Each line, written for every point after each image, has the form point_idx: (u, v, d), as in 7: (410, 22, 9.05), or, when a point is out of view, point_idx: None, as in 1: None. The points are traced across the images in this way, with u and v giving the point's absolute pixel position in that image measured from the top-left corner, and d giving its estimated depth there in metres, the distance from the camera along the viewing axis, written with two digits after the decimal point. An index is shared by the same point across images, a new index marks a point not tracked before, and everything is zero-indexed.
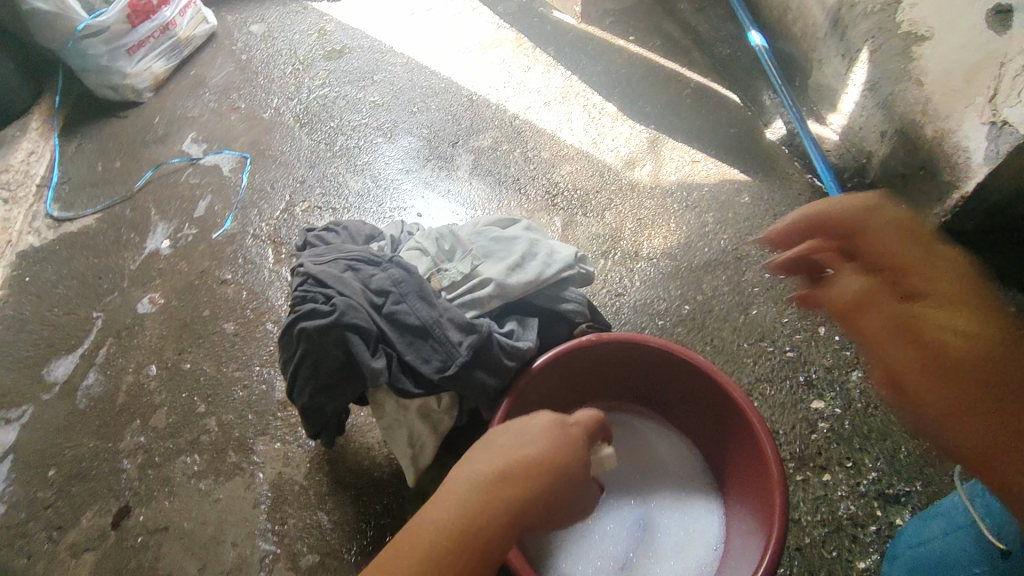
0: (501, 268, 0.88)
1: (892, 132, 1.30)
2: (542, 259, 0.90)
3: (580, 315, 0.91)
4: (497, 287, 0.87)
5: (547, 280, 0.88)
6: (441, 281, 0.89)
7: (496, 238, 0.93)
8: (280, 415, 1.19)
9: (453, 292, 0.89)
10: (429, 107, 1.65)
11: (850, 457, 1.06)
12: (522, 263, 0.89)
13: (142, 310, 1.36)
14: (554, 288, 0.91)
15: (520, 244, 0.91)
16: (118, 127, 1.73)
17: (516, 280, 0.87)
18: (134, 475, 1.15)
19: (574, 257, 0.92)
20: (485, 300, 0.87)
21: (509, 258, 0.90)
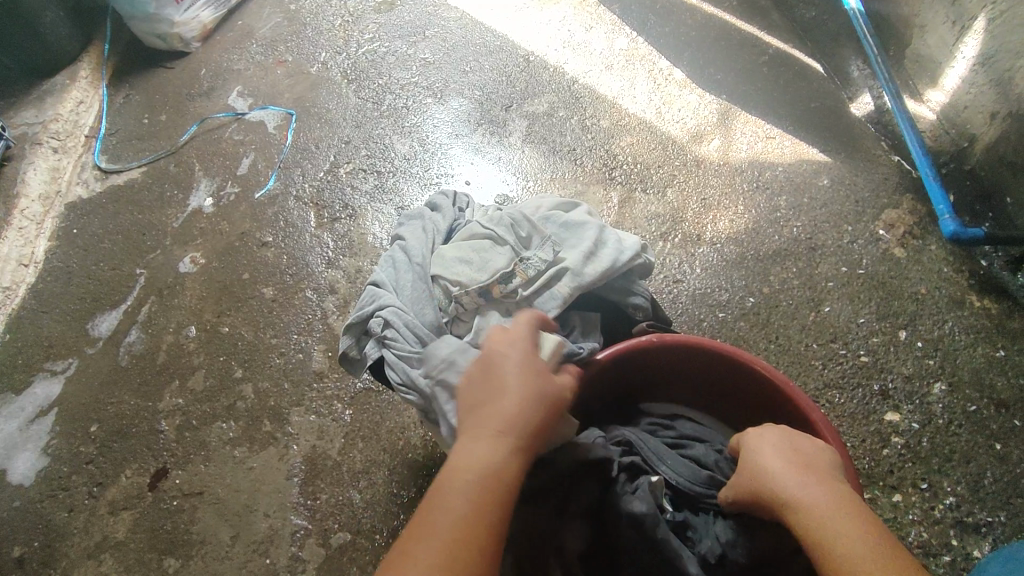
0: (577, 255, 0.76)
1: (1004, 114, 1.15)
2: (614, 246, 0.78)
3: (642, 311, 0.81)
4: (575, 277, 0.74)
5: (623, 268, 0.77)
6: (525, 273, 0.74)
7: (565, 225, 0.81)
8: (316, 386, 1.16)
9: (530, 288, 0.74)
10: (481, 66, 1.56)
11: (926, 478, 0.96)
12: (595, 251, 0.77)
13: (183, 269, 1.34)
14: (620, 280, 0.80)
15: (590, 230, 0.79)
16: (165, 77, 1.69)
17: (593, 269, 0.75)
18: (172, 436, 1.15)
19: (641, 246, 0.82)
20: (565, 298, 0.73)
21: (582, 243, 0.78)
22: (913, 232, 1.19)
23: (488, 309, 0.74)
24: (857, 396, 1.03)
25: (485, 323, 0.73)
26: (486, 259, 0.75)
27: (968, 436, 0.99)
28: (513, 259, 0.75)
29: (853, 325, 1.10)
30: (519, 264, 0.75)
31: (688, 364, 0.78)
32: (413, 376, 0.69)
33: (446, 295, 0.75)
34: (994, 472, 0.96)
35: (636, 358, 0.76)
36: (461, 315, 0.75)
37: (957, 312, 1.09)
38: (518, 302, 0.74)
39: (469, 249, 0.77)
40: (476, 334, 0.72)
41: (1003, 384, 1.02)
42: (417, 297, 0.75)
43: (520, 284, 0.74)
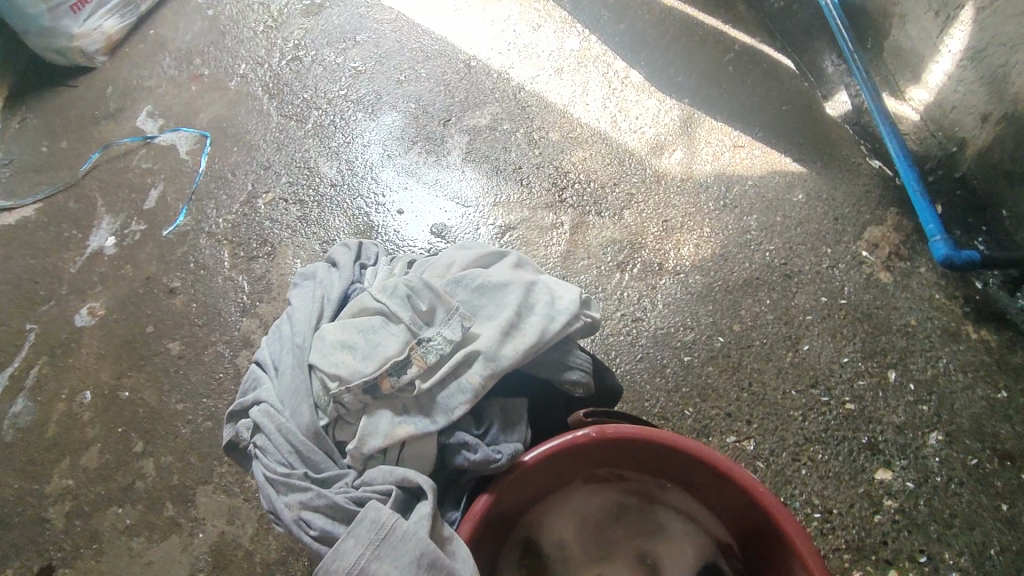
0: (493, 331, 0.61)
1: (999, 116, 1.02)
2: (543, 312, 0.63)
3: (581, 386, 0.66)
4: (490, 362, 0.59)
5: (553, 340, 0.62)
6: (424, 359, 0.59)
7: (481, 287, 0.65)
8: (226, 459, 1.01)
9: (432, 377, 0.59)
10: (418, 75, 1.39)
11: (924, 550, 0.83)
12: (518, 322, 0.62)
13: (79, 322, 1.17)
14: (555, 350, 0.65)
15: (512, 292, 0.64)
16: (66, 97, 1.50)
17: (513, 349, 0.60)
18: (60, 526, 0.99)
19: (580, 302, 0.66)
20: (477, 388, 0.59)
21: (500, 314, 0.62)
22: (899, 253, 1.06)
23: (378, 408, 0.59)
24: (842, 452, 0.90)
25: (373, 426, 0.58)
26: (375, 343, 0.60)
27: (970, 496, 0.85)
28: (409, 340, 0.60)
29: (836, 366, 0.96)
30: (416, 348, 0.60)
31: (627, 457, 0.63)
32: (276, 506, 0.58)
33: (325, 391, 0.60)
34: (1002, 540, 0.83)
35: (570, 455, 0.62)
36: (345, 415, 0.60)
37: (952, 347, 0.96)
38: (417, 396, 0.59)
39: (355, 329, 0.61)
40: (359, 444, 0.58)
41: (1007, 432, 0.89)
42: (293, 392, 0.61)
43: (417, 375, 0.59)
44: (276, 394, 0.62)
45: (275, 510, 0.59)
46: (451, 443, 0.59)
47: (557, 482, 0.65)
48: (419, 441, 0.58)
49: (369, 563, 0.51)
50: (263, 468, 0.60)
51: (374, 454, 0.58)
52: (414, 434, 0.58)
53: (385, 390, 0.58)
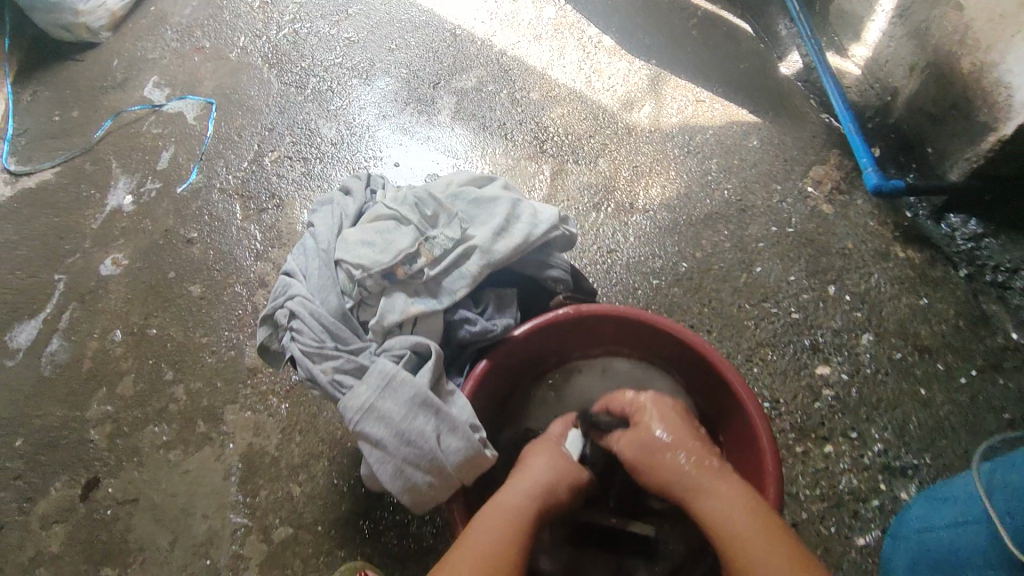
0: (487, 232, 0.74)
1: (923, 66, 1.16)
2: (528, 220, 0.76)
3: (560, 283, 0.80)
4: (485, 254, 0.73)
5: (536, 243, 0.75)
6: (431, 252, 0.73)
7: (475, 201, 0.79)
8: (250, 382, 1.13)
9: (438, 266, 0.73)
10: (408, 43, 1.51)
11: (855, 427, 0.98)
12: (507, 226, 0.75)
13: (105, 271, 1.28)
14: (539, 254, 0.78)
15: (502, 205, 0.77)
16: (74, 71, 1.59)
17: (504, 246, 0.74)
18: (102, 445, 1.11)
19: (559, 217, 0.79)
20: (475, 274, 0.73)
21: (493, 220, 0.76)
22: (840, 188, 1.20)
23: (394, 292, 0.72)
24: (788, 353, 1.05)
25: (391, 305, 0.71)
26: (389, 240, 0.73)
27: (895, 383, 1.01)
28: (418, 238, 0.73)
29: (784, 284, 1.11)
30: (424, 244, 0.73)
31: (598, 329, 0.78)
32: (314, 372, 0.71)
33: (349, 279, 0.73)
34: (920, 416, 0.98)
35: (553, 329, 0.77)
36: (368, 298, 0.74)
37: (883, 264, 1.11)
38: (426, 281, 0.73)
39: (372, 230, 0.74)
40: (380, 318, 0.71)
41: (927, 331, 1.05)
42: (324, 283, 0.75)
43: (425, 264, 0.72)
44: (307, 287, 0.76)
45: (311, 377, 0.72)
46: (456, 318, 0.73)
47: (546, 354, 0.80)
48: (430, 317, 0.72)
49: (376, 402, 0.67)
50: (299, 345, 0.72)
51: (392, 328, 0.72)
52: (425, 310, 0.71)
53: (399, 276, 0.72)
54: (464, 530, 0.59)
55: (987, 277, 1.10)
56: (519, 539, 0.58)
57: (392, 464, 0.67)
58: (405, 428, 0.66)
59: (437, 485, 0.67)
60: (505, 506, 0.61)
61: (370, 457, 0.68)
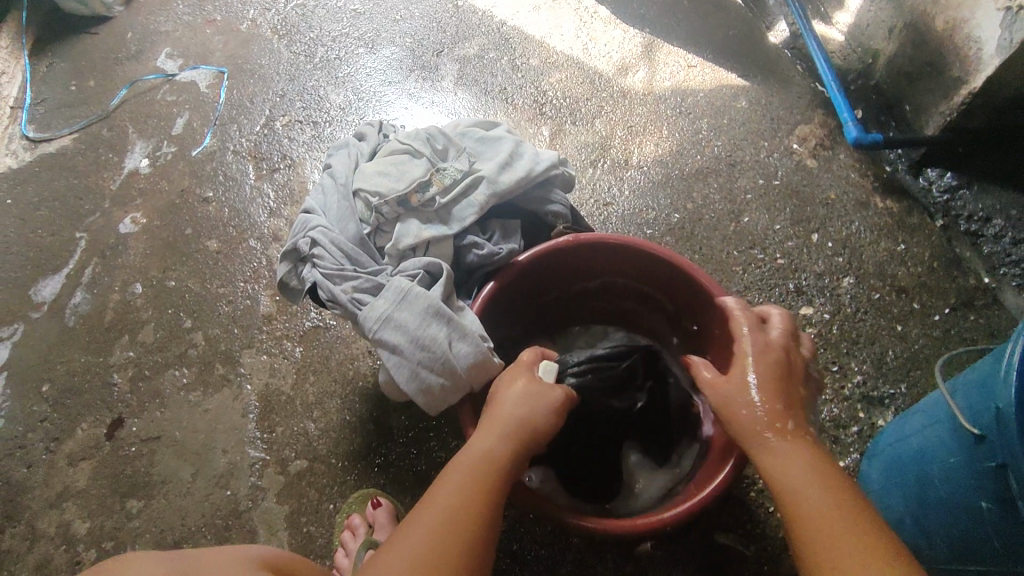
0: (492, 165, 0.83)
1: (901, 27, 1.23)
2: (530, 157, 0.85)
3: (559, 218, 0.88)
4: (491, 185, 0.82)
5: (539, 177, 0.84)
6: (442, 182, 0.83)
7: (481, 140, 0.88)
8: (265, 328, 1.19)
9: (448, 195, 0.83)
10: (412, 15, 1.57)
11: (836, 361, 1.05)
12: (511, 162, 0.84)
13: (124, 229, 1.34)
14: (539, 189, 0.87)
15: (506, 144, 0.86)
16: (89, 43, 1.65)
17: (508, 178, 0.83)
18: (126, 387, 1.17)
19: (558, 157, 0.88)
20: (482, 202, 0.82)
21: (498, 156, 0.85)
22: (824, 144, 1.27)
23: (408, 217, 0.81)
24: (774, 295, 1.11)
25: (406, 229, 0.80)
26: (403, 170, 0.83)
27: (874, 321, 1.07)
28: (430, 169, 0.83)
29: (770, 232, 1.17)
30: (435, 174, 0.83)
31: (589, 254, 0.85)
32: (335, 292, 0.77)
33: (367, 208, 0.82)
34: (896, 350, 1.05)
35: (550, 257, 0.84)
36: (383, 225, 0.82)
37: (864, 213, 1.18)
38: (437, 209, 0.82)
39: (388, 163, 0.84)
40: (395, 242, 0.80)
41: (904, 274, 1.11)
42: (344, 213, 0.82)
43: (436, 192, 0.82)
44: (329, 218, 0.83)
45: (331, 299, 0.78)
46: (464, 244, 0.82)
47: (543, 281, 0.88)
48: (441, 243, 0.81)
49: (393, 314, 0.74)
50: (321, 269, 0.79)
51: (406, 251, 0.81)
52: (436, 235, 0.80)
53: (413, 203, 0.81)
54: (444, 470, 0.66)
55: (961, 225, 1.16)
56: (494, 481, 0.65)
57: (408, 369, 0.74)
58: (420, 336, 0.74)
59: (448, 386, 0.74)
60: (480, 450, 0.67)
61: (388, 365, 0.75)
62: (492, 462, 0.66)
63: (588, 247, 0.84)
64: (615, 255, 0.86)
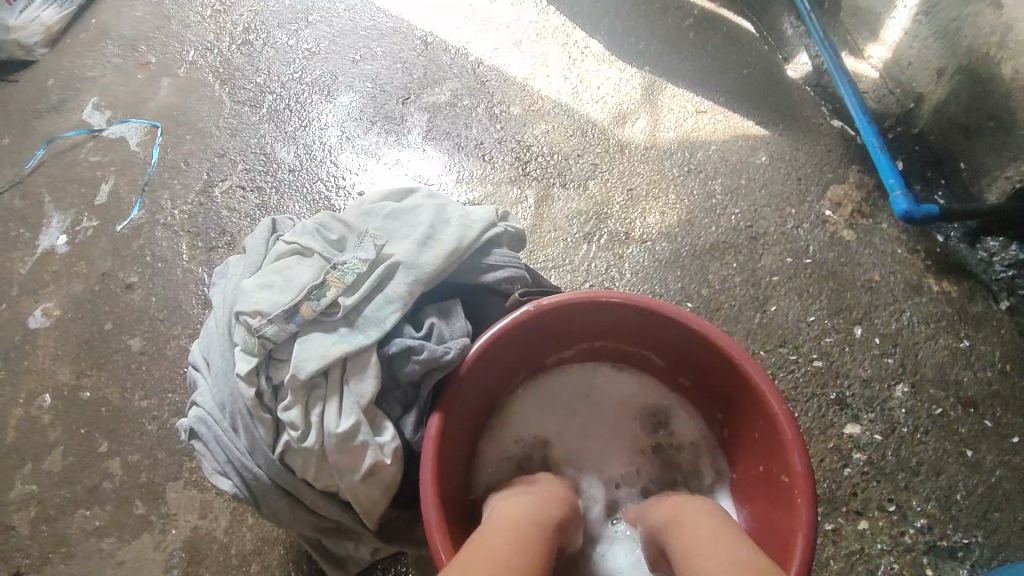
0: (409, 245, 0.63)
1: (952, 70, 1.02)
2: (458, 224, 0.66)
3: (514, 283, 0.69)
4: (412, 270, 0.61)
5: (471, 245, 0.65)
6: (342, 278, 0.61)
7: (389, 214, 0.67)
8: (194, 454, 0.98)
9: (357, 292, 0.61)
10: (374, 54, 1.36)
11: (893, 498, 0.84)
12: (433, 233, 0.65)
13: (33, 323, 1.13)
14: (471, 257, 0.67)
15: (425, 213, 0.67)
16: (6, 93, 1.43)
17: (433, 256, 0.62)
18: (25, 532, 0.96)
19: (494, 215, 0.70)
20: (403, 292, 0.61)
21: (415, 230, 0.65)
22: (862, 210, 1.06)
23: (308, 334, 0.59)
24: (812, 409, 0.90)
25: (306, 351, 0.57)
26: (291, 276, 0.61)
27: (936, 444, 0.87)
28: (325, 267, 0.62)
29: (804, 325, 0.97)
30: (332, 272, 0.61)
31: (545, 324, 0.66)
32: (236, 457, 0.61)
33: (248, 334, 0.58)
34: (967, 484, 0.84)
35: (510, 339, 0.65)
36: (276, 351, 0.59)
37: (915, 299, 0.98)
38: (344, 315, 0.60)
39: (269, 270, 0.62)
40: (295, 373, 0.57)
41: (969, 379, 0.91)
42: (227, 370, 0.61)
43: (337, 294, 0.60)
44: (210, 393, 0.62)
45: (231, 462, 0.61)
46: (394, 352, 0.59)
47: (507, 370, 0.68)
48: (358, 358, 0.58)
49: None
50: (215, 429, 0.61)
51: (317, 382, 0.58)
52: (351, 350, 0.57)
53: (306, 314, 0.58)
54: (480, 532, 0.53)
55: None
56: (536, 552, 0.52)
57: None
58: None
59: None
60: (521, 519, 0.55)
61: None
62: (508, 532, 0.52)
63: (543, 317, 0.64)
64: (574, 321, 0.67)
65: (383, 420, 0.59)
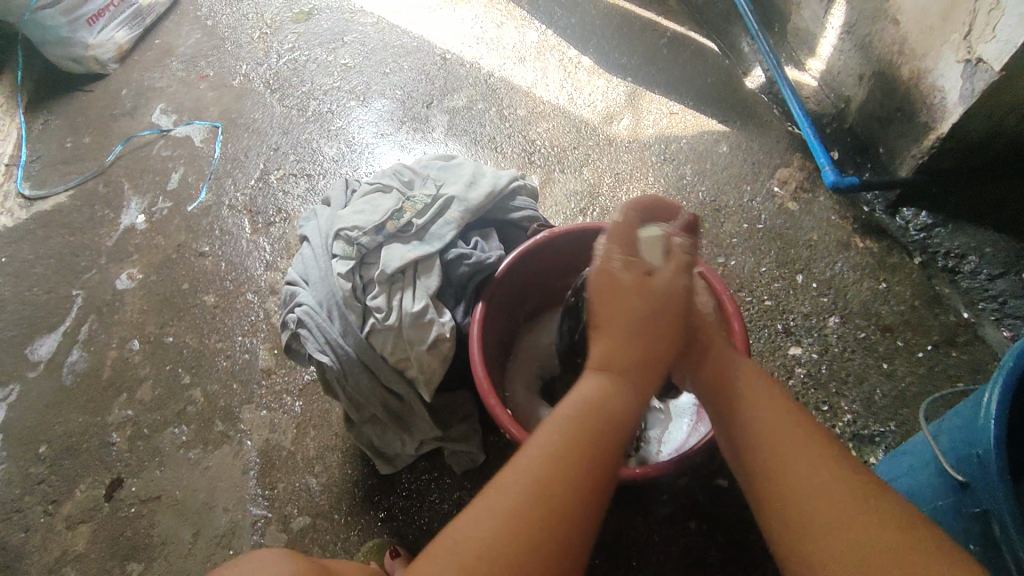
0: (459, 187, 0.90)
1: (870, 75, 1.29)
2: (492, 176, 0.93)
3: (533, 220, 0.95)
4: (462, 203, 0.88)
5: (503, 190, 0.91)
6: (413, 207, 0.88)
7: (443, 169, 0.95)
8: (264, 383, 1.20)
9: (423, 217, 0.87)
10: (402, 68, 1.62)
11: (826, 401, 1.07)
12: (475, 181, 0.91)
13: (121, 285, 1.35)
14: (503, 201, 0.94)
15: (468, 169, 0.94)
16: (84, 101, 1.68)
17: (477, 195, 0.89)
18: (124, 447, 1.17)
19: (518, 173, 0.97)
20: (456, 217, 0.87)
21: (462, 178, 0.91)
22: (803, 187, 1.32)
23: (390, 244, 0.85)
24: (764, 336, 1.14)
25: (391, 254, 0.84)
26: (376, 205, 0.89)
27: (860, 360, 1.11)
28: (402, 199, 0.90)
29: (757, 275, 1.21)
30: (406, 202, 0.89)
31: (558, 250, 0.91)
32: (331, 336, 0.84)
33: (348, 244, 0.86)
34: (883, 389, 1.08)
35: (533, 259, 0.90)
36: (367, 255, 0.86)
37: (845, 254, 1.23)
38: (416, 232, 0.86)
39: (362, 203, 0.90)
40: (383, 267, 0.83)
41: (886, 312, 1.15)
42: (327, 274, 0.86)
43: (411, 216, 0.87)
44: (312, 294, 0.86)
45: (327, 342, 0.84)
46: (452, 257, 0.86)
47: (526, 286, 0.93)
48: (425, 260, 0.85)
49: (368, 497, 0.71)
50: (315, 320, 0.85)
51: (396, 276, 0.84)
52: (422, 254, 0.84)
53: (389, 229, 0.85)
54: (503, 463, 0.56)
55: (938, 262, 1.20)
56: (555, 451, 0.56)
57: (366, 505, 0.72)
58: None
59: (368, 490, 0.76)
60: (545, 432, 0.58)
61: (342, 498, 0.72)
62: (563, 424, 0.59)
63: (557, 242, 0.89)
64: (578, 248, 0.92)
65: (443, 306, 0.84)
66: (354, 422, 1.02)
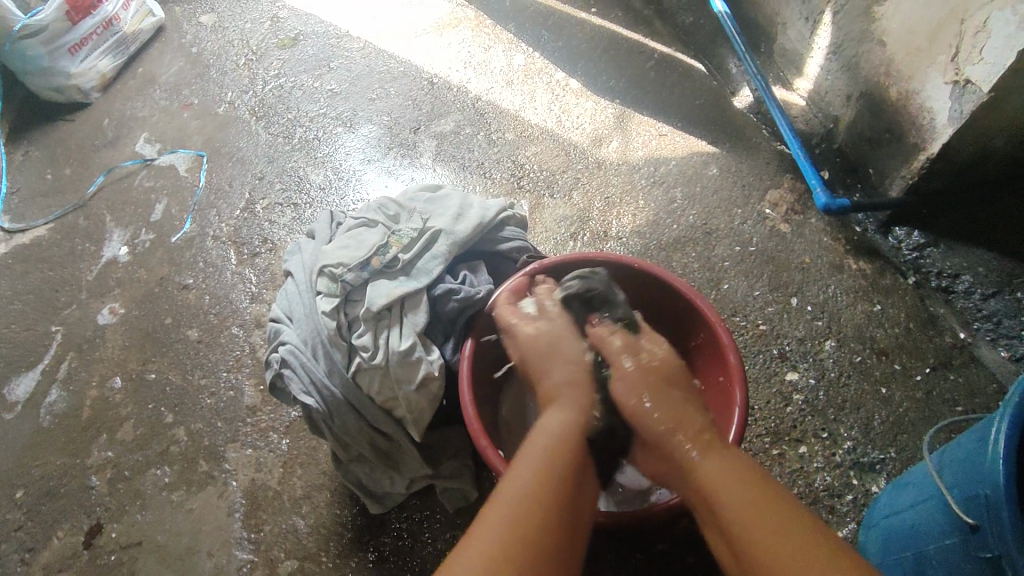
0: (446, 219, 0.88)
1: (857, 95, 1.28)
2: (480, 207, 0.91)
3: (522, 252, 0.94)
4: (449, 236, 0.86)
5: (491, 221, 0.90)
6: (399, 241, 0.86)
7: (429, 201, 0.93)
8: (249, 421, 1.16)
9: (409, 251, 0.85)
10: (388, 93, 1.60)
11: (825, 428, 1.05)
12: (463, 213, 0.90)
13: (102, 320, 1.32)
14: (491, 232, 0.92)
15: (455, 200, 0.92)
16: (66, 131, 1.66)
17: (464, 227, 0.87)
18: (105, 490, 1.13)
19: (506, 203, 0.95)
20: (443, 251, 0.85)
21: (449, 210, 0.89)
22: (795, 209, 1.31)
23: (376, 280, 0.83)
24: (759, 362, 1.12)
25: (377, 290, 0.81)
26: (361, 240, 0.87)
27: (858, 385, 1.09)
28: (387, 234, 0.87)
29: (750, 299, 1.19)
30: (392, 236, 0.86)
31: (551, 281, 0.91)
32: (316, 377, 0.81)
33: (333, 281, 0.83)
34: (882, 414, 1.06)
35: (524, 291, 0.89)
36: (352, 292, 0.83)
37: (838, 276, 1.21)
38: (402, 266, 0.84)
39: (347, 238, 0.88)
40: (369, 305, 0.80)
41: (881, 335, 1.14)
42: (312, 312, 0.83)
43: (397, 251, 0.84)
44: (297, 333, 0.84)
45: (312, 383, 0.81)
46: (439, 292, 0.84)
47: None
48: (412, 296, 0.82)
49: None
50: (300, 360, 0.82)
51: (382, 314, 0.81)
52: (408, 290, 0.82)
53: (375, 265, 0.83)
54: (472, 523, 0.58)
55: (932, 283, 1.19)
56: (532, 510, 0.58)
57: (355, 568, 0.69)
58: None
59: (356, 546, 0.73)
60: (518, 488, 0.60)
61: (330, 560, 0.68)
62: (547, 476, 0.61)
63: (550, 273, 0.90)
64: None
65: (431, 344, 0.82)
66: (341, 461, 0.99)
